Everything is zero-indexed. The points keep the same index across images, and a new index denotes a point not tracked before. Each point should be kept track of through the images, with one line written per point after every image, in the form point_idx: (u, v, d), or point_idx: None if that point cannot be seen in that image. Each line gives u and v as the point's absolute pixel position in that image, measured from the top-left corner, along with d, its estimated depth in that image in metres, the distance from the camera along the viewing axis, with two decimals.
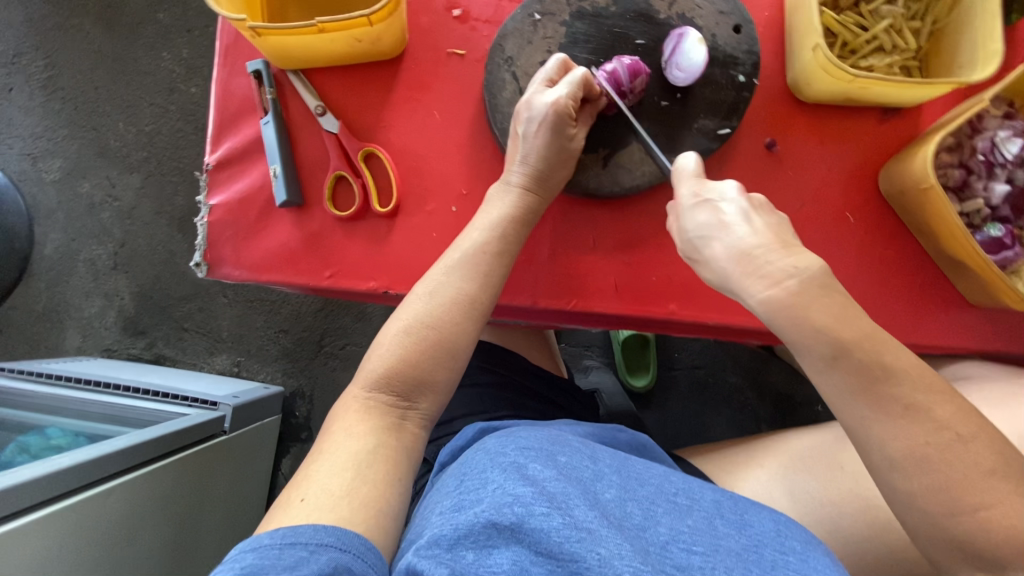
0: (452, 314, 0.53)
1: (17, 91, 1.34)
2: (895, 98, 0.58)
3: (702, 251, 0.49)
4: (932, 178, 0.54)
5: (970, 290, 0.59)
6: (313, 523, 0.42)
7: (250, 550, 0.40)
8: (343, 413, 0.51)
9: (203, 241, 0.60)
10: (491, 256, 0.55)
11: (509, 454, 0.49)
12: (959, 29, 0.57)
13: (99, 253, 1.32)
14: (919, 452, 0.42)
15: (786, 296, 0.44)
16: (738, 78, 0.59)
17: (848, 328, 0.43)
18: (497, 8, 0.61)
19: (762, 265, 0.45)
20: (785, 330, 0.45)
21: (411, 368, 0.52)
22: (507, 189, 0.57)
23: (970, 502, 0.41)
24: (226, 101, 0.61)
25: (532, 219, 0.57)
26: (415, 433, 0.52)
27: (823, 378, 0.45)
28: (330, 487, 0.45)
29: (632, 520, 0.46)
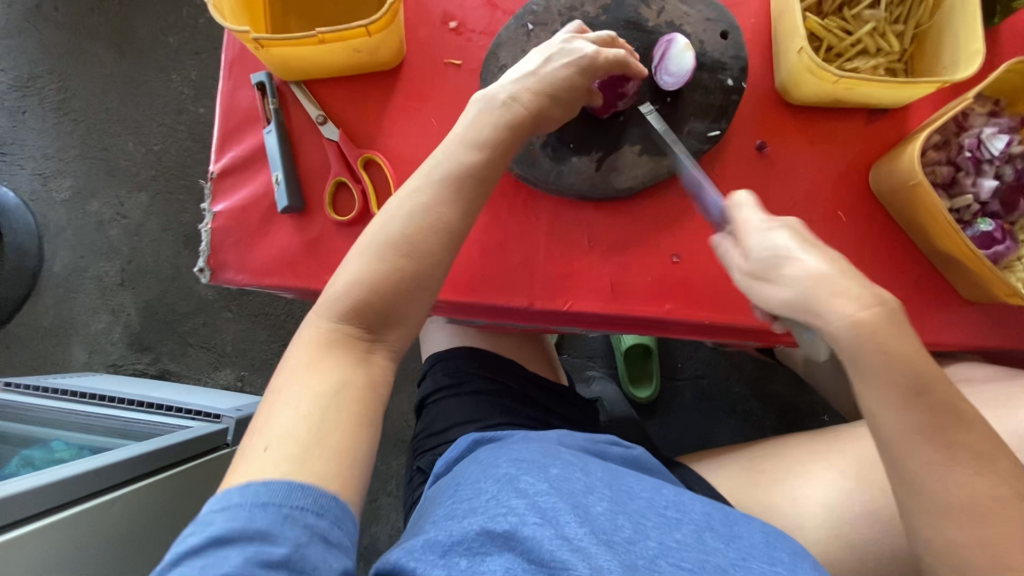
0: (425, 243, 0.50)
1: (30, 113, 1.38)
2: (881, 98, 0.59)
3: (778, 271, 0.46)
4: (919, 174, 0.54)
5: (965, 285, 0.59)
6: (283, 479, 0.41)
7: (220, 509, 0.40)
8: (304, 344, 0.47)
9: (206, 247, 0.61)
10: (466, 184, 0.52)
11: (501, 466, 0.55)
12: (941, 31, 0.59)
13: (107, 270, 1.34)
14: (928, 452, 0.44)
15: (879, 321, 0.44)
16: (726, 83, 0.61)
17: (918, 351, 0.44)
18: (492, 19, 0.63)
19: (854, 290, 0.44)
20: (873, 358, 0.44)
21: (378, 300, 0.49)
22: (495, 101, 0.54)
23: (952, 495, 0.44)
24: (230, 112, 0.63)
25: (509, 136, 0.54)
26: (382, 365, 0.49)
27: (884, 400, 0.44)
28: (295, 433, 0.43)
29: (622, 534, 0.49)
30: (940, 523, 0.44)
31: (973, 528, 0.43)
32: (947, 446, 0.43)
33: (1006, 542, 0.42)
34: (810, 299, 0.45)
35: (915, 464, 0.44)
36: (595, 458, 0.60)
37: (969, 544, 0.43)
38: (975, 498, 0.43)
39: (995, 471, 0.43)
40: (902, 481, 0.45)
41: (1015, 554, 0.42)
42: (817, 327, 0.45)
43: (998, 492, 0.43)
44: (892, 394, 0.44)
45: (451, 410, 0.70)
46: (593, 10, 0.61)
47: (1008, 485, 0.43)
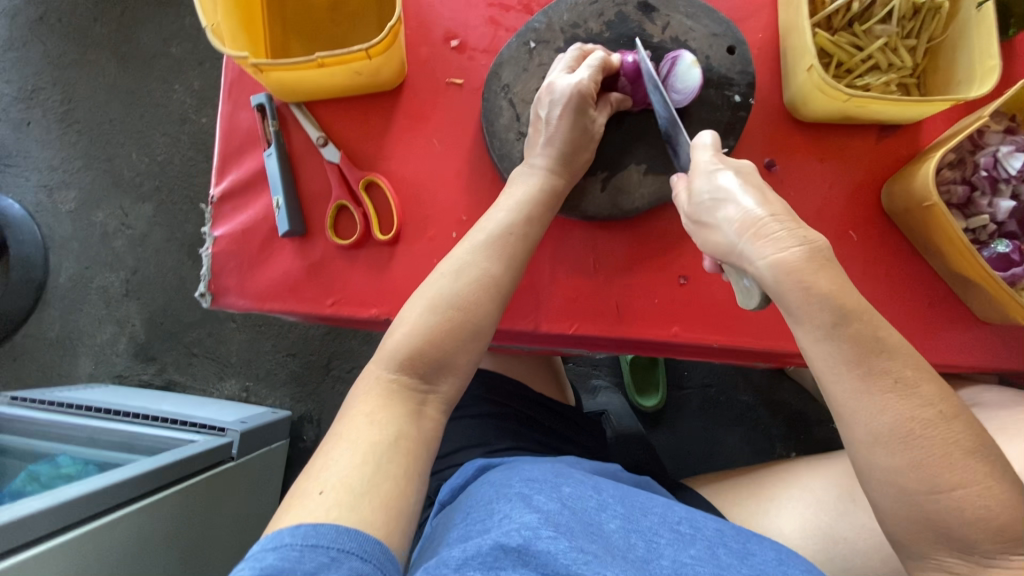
0: (477, 294, 0.50)
1: (35, 124, 1.38)
2: (894, 115, 0.58)
3: (712, 214, 0.46)
4: (934, 196, 0.53)
5: (980, 306, 0.58)
6: (334, 523, 0.39)
7: (271, 549, 0.38)
8: (363, 395, 0.48)
9: (207, 271, 0.61)
10: (516, 236, 0.53)
11: (514, 485, 0.53)
12: (955, 46, 0.57)
13: (112, 281, 1.34)
14: (903, 430, 0.41)
15: (801, 261, 0.41)
16: (734, 99, 0.59)
17: (849, 295, 0.42)
18: (494, 37, 0.62)
19: (773, 229, 0.42)
20: (790, 298, 0.42)
21: (435, 349, 0.49)
22: (531, 172, 0.56)
23: (948, 481, 0.40)
24: (230, 135, 0.62)
25: (557, 202, 0.56)
26: (435, 419, 0.49)
27: (819, 348, 0.43)
28: (351, 481, 0.42)
29: (636, 551, 0.48)
30: (869, 452, 0.42)
31: (898, 455, 0.41)
32: (870, 371, 0.41)
33: (934, 467, 0.40)
34: (732, 237, 0.44)
35: (837, 390, 0.43)
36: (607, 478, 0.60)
37: (897, 471, 0.41)
38: (900, 422, 0.41)
39: (920, 395, 0.41)
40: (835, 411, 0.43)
41: (943, 475, 0.40)
42: (741, 265, 0.44)
43: (923, 415, 0.41)
44: (803, 319, 0.42)
45: (454, 432, 0.69)
46: (597, 27, 0.60)
47: (936, 408, 0.41)
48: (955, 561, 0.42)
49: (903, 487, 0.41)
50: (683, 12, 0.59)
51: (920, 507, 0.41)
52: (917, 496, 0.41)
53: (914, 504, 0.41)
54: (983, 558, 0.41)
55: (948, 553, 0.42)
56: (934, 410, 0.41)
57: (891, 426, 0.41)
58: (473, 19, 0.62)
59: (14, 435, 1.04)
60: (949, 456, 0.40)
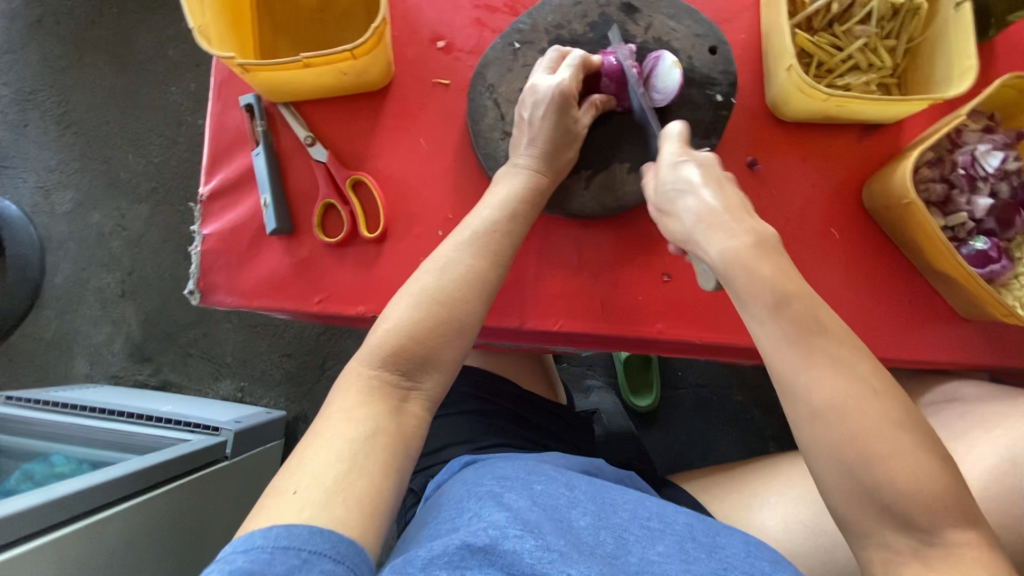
0: (459, 292, 0.51)
1: (33, 126, 1.39)
2: (874, 115, 0.59)
3: (673, 203, 0.49)
4: (912, 194, 0.54)
5: (960, 303, 0.58)
6: (306, 523, 0.40)
7: (241, 551, 0.38)
8: (346, 389, 0.48)
9: (196, 269, 0.61)
10: (500, 236, 0.53)
11: (486, 484, 0.55)
12: (934, 46, 0.58)
13: (109, 281, 1.35)
14: (840, 402, 0.41)
15: (746, 249, 0.45)
16: (716, 98, 0.60)
17: (793, 282, 0.44)
18: (480, 38, 0.63)
19: (724, 220, 0.46)
20: (736, 279, 0.45)
21: (417, 345, 0.49)
22: (515, 171, 0.56)
23: (878, 454, 0.40)
24: (219, 135, 0.63)
25: (542, 200, 0.56)
26: (418, 416, 0.49)
27: (764, 327, 0.44)
28: (326, 480, 0.42)
29: (606, 548, 0.49)
30: (806, 423, 0.42)
31: (835, 426, 0.41)
32: (808, 346, 0.42)
33: (869, 439, 0.40)
34: (688, 225, 0.48)
35: (777, 362, 0.43)
36: (586, 475, 0.61)
37: (832, 441, 0.41)
38: (835, 393, 0.41)
39: (853, 370, 0.42)
40: (776, 383, 0.44)
41: (876, 446, 0.40)
42: (696, 250, 0.48)
43: (857, 388, 0.41)
44: (747, 300, 0.44)
45: (442, 429, 0.70)
46: (581, 28, 0.61)
47: (870, 383, 0.41)
48: (897, 537, 0.40)
49: (838, 457, 0.41)
50: (666, 13, 0.60)
51: (856, 478, 0.40)
52: (855, 469, 0.41)
53: (850, 474, 0.41)
54: (924, 536, 0.40)
55: (889, 529, 0.41)
56: (869, 384, 0.41)
57: (827, 396, 0.41)
58: (459, 20, 0.63)
59: (9, 434, 1.05)
60: (882, 427, 0.40)
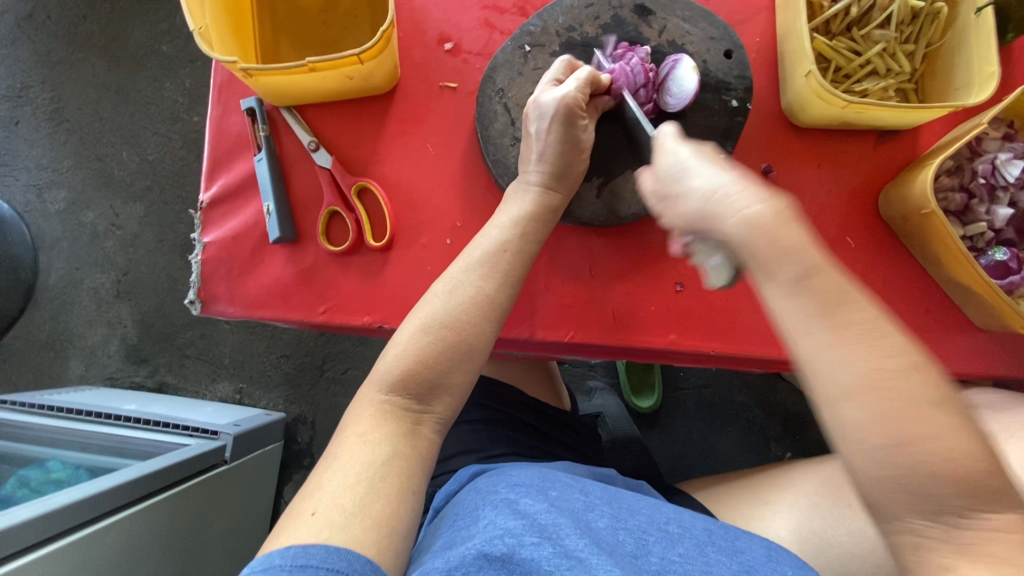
0: (470, 313, 0.49)
1: (23, 123, 1.36)
2: (892, 122, 0.58)
3: (678, 179, 0.43)
4: (932, 203, 0.53)
5: (980, 315, 0.57)
6: (324, 544, 0.39)
7: (261, 571, 0.37)
8: (357, 416, 0.47)
9: (196, 278, 0.59)
10: (511, 254, 0.52)
11: (500, 491, 0.54)
12: (954, 52, 0.57)
13: (103, 282, 1.33)
14: (871, 377, 0.37)
15: (766, 219, 0.38)
16: (731, 104, 0.58)
17: (819, 252, 0.39)
18: (488, 40, 0.61)
19: (739, 189, 0.40)
20: (754, 254, 0.39)
21: (427, 369, 0.48)
22: (525, 189, 0.55)
23: (916, 434, 0.36)
24: (220, 139, 0.61)
25: (553, 218, 0.55)
26: (430, 438, 0.48)
27: (786, 303, 0.39)
28: (343, 502, 0.41)
29: (625, 548, 0.50)
30: (835, 406, 0.38)
31: (866, 407, 0.37)
32: (837, 322, 0.38)
33: (905, 420, 0.36)
34: (697, 203, 0.41)
35: (807, 342, 0.38)
36: (600, 483, 0.61)
37: (865, 426, 0.37)
38: (868, 372, 0.37)
39: (887, 346, 0.37)
40: (803, 366, 0.39)
41: (914, 429, 0.36)
42: (705, 229, 0.41)
43: (891, 365, 0.37)
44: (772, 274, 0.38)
45: (449, 438, 0.68)
46: (593, 30, 0.59)
47: (907, 357, 0.37)
48: (929, 525, 0.37)
49: (872, 442, 0.37)
50: (680, 15, 0.59)
51: (893, 464, 0.36)
52: (889, 454, 0.36)
53: (882, 460, 0.37)
54: (958, 521, 0.36)
55: (919, 517, 0.37)
56: (902, 360, 0.37)
57: (861, 377, 0.37)
58: (467, 21, 0.61)
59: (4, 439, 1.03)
60: (919, 407, 0.36)
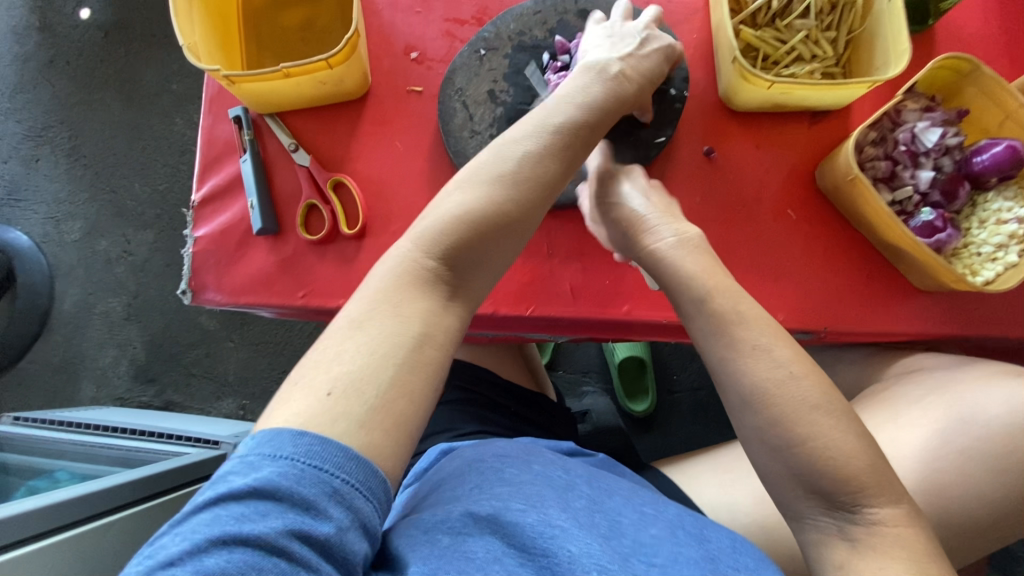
0: (516, 190, 0.48)
1: (44, 160, 1.46)
2: (819, 100, 0.62)
3: (609, 211, 0.55)
4: (856, 170, 0.57)
5: (918, 277, 0.61)
6: (341, 442, 0.39)
7: (267, 459, 0.38)
8: (397, 275, 0.45)
9: (187, 270, 0.65)
10: (572, 132, 0.51)
11: (487, 460, 0.56)
12: (873, 34, 0.62)
13: (115, 305, 1.40)
14: (762, 386, 0.45)
15: (674, 250, 0.51)
16: (669, 92, 0.64)
17: (714, 277, 0.49)
18: (450, 49, 0.68)
19: (656, 226, 0.52)
20: (667, 279, 0.51)
21: (474, 245, 0.47)
22: (604, 71, 0.54)
23: (801, 434, 0.44)
24: (210, 145, 0.67)
25: (617, 107, 0.54)
26: (456, 329, 0.46)
27: (696, 322, 0.49)
28: (365, 384, 0.41)
29: (601, 528, 0.51)
30: (740, 412, 0.46)
31: (761, 414, 0.45)
32: (733, 341, 0.47)
33: (791, 421, 0.44)
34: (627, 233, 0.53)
35: (712, 357, 0.48)
36: (579, 462, 0.64)
37: (762, 430, 0.45)
38: (760, 382, 0.45)
39: (774, 358, 0.46)
40: (715, 372, 0.48)
41: (796, 430, 0.44)
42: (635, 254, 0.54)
43: (777, 375, 0.45)
44: (678, 299, 0.50)
45: (427, 420, 0.72)
46: (541, 33, 0.65)
47: (787, 367, 0.45)
48: (825, 516, 0.44)
49: (771, 442, 0.45)
50: None
51: (792, 466, 0.45)
52: (783, 449, 0.45)
53: (781, 460, 0.45)
54: (848, 514, 0.44)
55: (820, 510, 0.45)
56: (787, 368, 0.45)
57: (756, 385, 0.45)
58: (431, 33, 0.68)
59: (18, 451, 1.08)
60: (801, 411, 0.44)
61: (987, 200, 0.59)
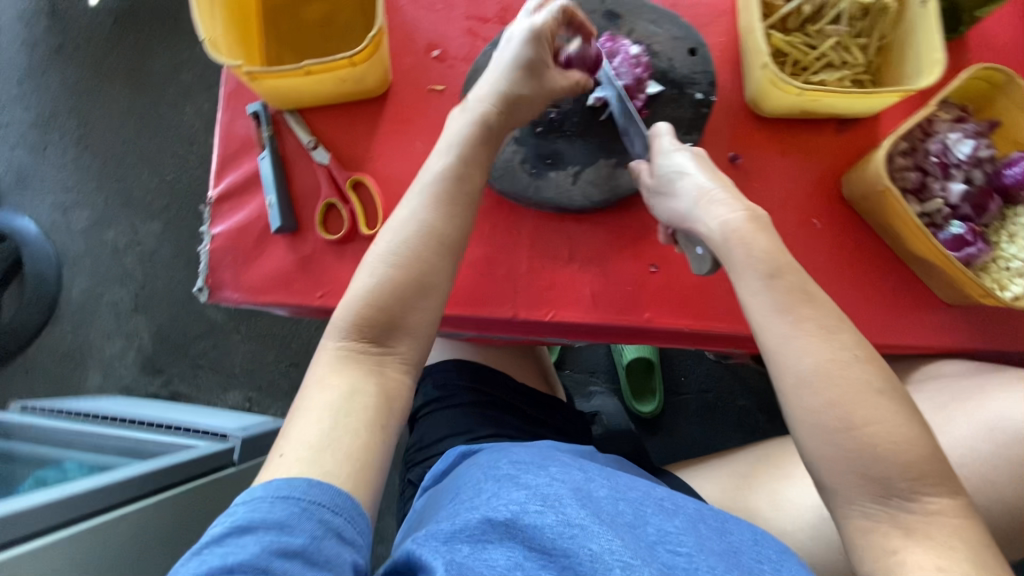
0: (419, 253, 0.51)
1: (52, 148, 1.45)
2: (849, 108, 0.61)
3: (672, 184, 0.52)
4: (886, 181, 0.56)
5: (943, 289, 0.60)
6: (305, 477, 0.42)
7: (244, 503, 0.41)
8: (319, 363, 0.48)
9: (204, 267, 0.64)
10: (452, 185, 0.54)
11: (502, 467, 0.56)
12: (905, 42, 0.61)
13: (122, 295, 1.39)
14: (825, 366, 0.44)
15: (743, 224, 0.48)
16: (696, 97, 0.63)
17: (785, 256, 0.47)
18: (472, 47, 0.67)
19: (723, 198, 0.50)
20: (732, 251, 0.48)
21: (382, 310, 0.49)
22: (468, 110, 0.57)
23: (857, 417, 0.42)
24: (228, 142, 0.67)
25: (490, 139, 0.57)
26: (399, 379, 0.49)
27: (757, 298, 0.47)
28: (309, 440, 0.43)
29: (624, 518, 0.51)
30: (796, 393, 0.44)
31: (822, 393, 0.43)
32: (799, 319, 0.45)
33: (851, 405, 0.43)
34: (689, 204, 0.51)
35: (770, 337, 0.46)
36: (595, 463, 0.63)
37: (818, 411, 0.43)
38: (822, 362, 0.44)
39: (840, 341, 0.44)
40: (769, 357, 0.46)
41: (855, 412, 0.42)
42: (694, 227, 0.51)
43: (842, 356, 0.44)
44: (744, 272, 0.47)
45: (441, 422, 0.71)
46: None
47: (853, 351, 0.44)
48: (875, 503, 0.42)
49: (822, 426, 0.43)
50: (646, 18, 0.64)
51: (844, 447, 0.43)
52: (837, 433, 0.43)
53: (833, 444, 0.43)
54: (902, 501, 0.42)
55: (870, 499, 0.42)
56: (852, 352, 0.44)
57: (819, 364, 0.44)
58: (453, 31, 0.67)
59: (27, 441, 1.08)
60: (865, 394, 0.43)
61: (1017, 214, 0.58)
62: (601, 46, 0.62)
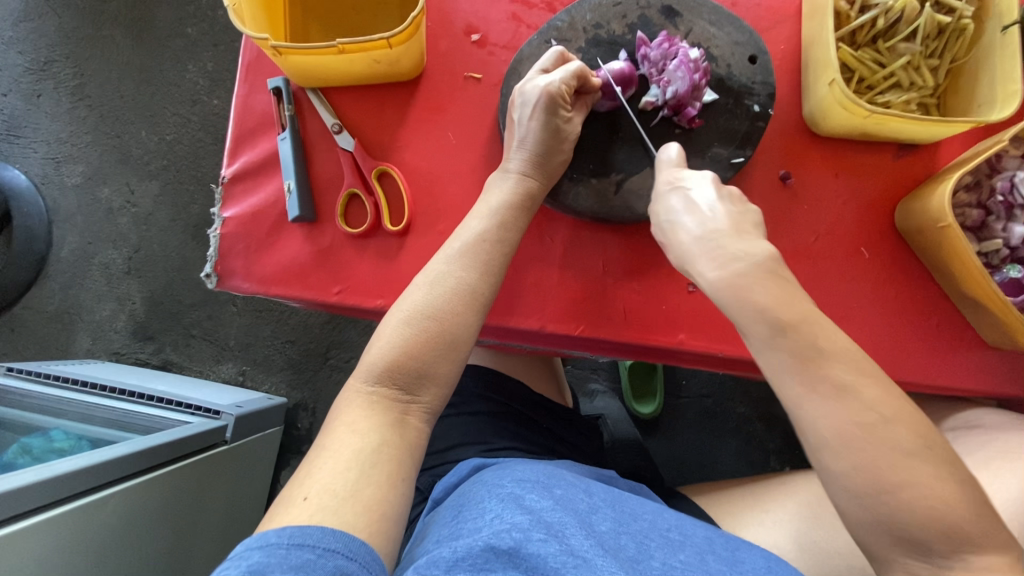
0: (450, 307, 0.50)
1: (46, 96, 1.38)
2: (913, 134, 0.58)
3: (666, 233, 0.51)
4: (949, 217, 0.53)
5: (991, 334, 0.57)
6: (319, 525, 0.39)
7: (256, 548, 0.37)
8: (345, 407, 0.47)
9: (214, 252, 0.60)
10: (491, 245, 0.53)
11: (506, 486, 0.53)
12: (979, 67, 0.57)
13: (115, 257, 1.34)
14: (847, 431, 0.41)
15: (737, 277, 0.45)
16: (753, 108, 0.59)
17: (790, 309, 0.44)
18: (515, 33, 0.62)
19: (714, 248, 0.47)
20: (730, 310, 0.46)
21: (412, 360, 0.48)
22: (505, 176, 0.56)
23: (896, 482, 0.40)
24: (245, 118, 0.62)
25: (532, 205, 0.56)
26: (419, 429, 0.48)
27: (766, 356, 0.45)
28: (335, 486, 0.42)
29: (627, 551, 0.48)
30: (820, 454, 0.42)
31: (847, 458, 0.41)
32: (812, 379, 0.43)
33: (892, 469, 0.40)
34: (681, 255, 0.49)
35: (785, 394, 0.44)
36: (601, 483, 0.61)
37: (864, 475, 0.41)
38: (841, 426, 0.41)
39: (864, 401, 0.41)
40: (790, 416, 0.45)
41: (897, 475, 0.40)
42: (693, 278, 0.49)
43: (865, 418, 0.41)
44: (747, 333, 0.45)
45: (453, 429, 0.68)
46: (619, 27, 0.59)
47: (879, 411, 0.41)
48: (921, 559, 0.41)
49: (858, 491, 0.41)
50: (707, 18, 0.59)
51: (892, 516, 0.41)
52: (875, 499, 0.41)
53: (869, 507, 0.41)
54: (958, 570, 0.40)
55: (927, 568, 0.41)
56: (876, 412, 0.41)
57: (846, 427, 0.41)
58: (495, 14, 0.62)
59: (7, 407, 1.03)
60: (898, 456, 0.40)
61: None
62: (656, 43, 0.57)
